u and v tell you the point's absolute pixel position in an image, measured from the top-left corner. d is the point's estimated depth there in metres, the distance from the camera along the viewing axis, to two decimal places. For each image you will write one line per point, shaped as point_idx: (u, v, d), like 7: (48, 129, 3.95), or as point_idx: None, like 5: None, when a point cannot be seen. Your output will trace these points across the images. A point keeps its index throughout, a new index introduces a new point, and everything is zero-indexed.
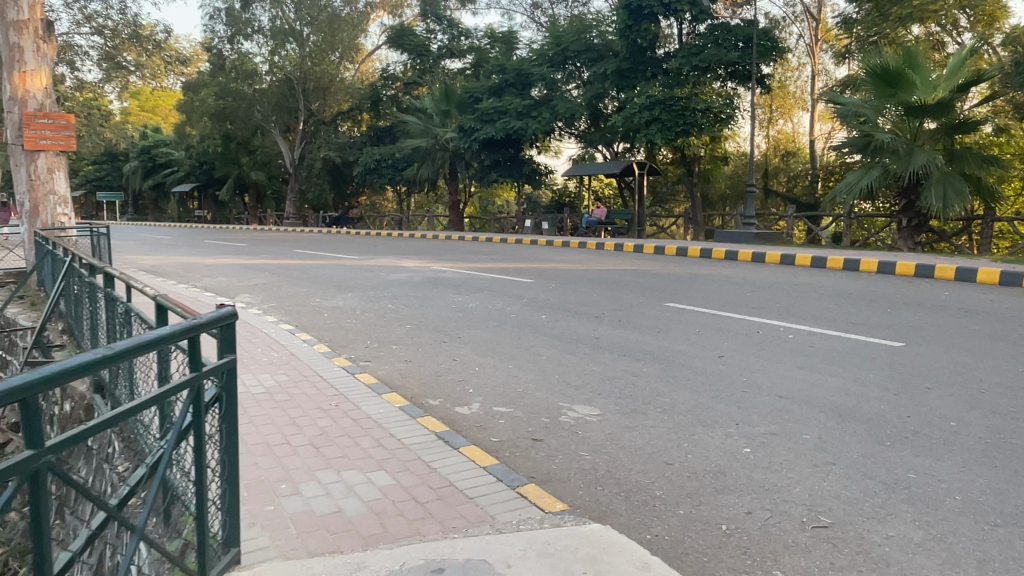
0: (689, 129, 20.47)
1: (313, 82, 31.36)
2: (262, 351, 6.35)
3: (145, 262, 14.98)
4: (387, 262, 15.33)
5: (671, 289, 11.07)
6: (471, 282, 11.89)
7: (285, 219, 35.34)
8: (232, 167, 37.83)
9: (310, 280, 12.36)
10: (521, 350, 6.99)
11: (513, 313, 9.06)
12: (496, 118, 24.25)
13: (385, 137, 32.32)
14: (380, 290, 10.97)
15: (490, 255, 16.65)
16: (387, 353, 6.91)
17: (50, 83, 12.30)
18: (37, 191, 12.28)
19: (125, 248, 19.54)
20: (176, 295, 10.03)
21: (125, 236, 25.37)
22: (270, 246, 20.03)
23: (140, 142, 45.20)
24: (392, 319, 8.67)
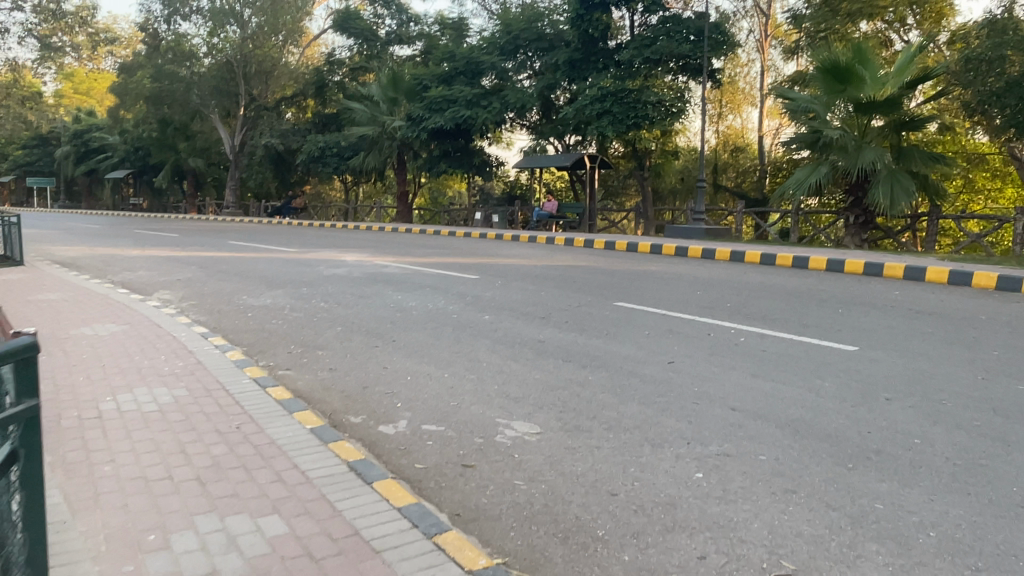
0: (641, 122, 20.17)
1: (255, 65, 30.09)
2: (166, 360, 5.67)
3: (61, 254, 13.87)
4: (326, 255, 14.56)
5: (621, 287, 10.67)
6: (413, 278, 11.29)
7: (225, 209, 33.96)
8: (169, 153, 36.23)
9: (240, 274, 11.58)
10: (458, 355, 6.47)
11: (453, 313, 8.52)
12: (445, 107, 23.56)
13: (331, 124, 31.27)
14: (314, 287, 10.27)
15: (436, 249, 16.06)
16: (310, 359, 6.29)
17: None
18: None
19: (45, 238, 18.25)
20: (86, 291, 9.17)
21: (49, 224, 23.84)
22: (205, 237, 19.05)
23: (71, 125, 42.91)
24: (321, 319, 8.04)
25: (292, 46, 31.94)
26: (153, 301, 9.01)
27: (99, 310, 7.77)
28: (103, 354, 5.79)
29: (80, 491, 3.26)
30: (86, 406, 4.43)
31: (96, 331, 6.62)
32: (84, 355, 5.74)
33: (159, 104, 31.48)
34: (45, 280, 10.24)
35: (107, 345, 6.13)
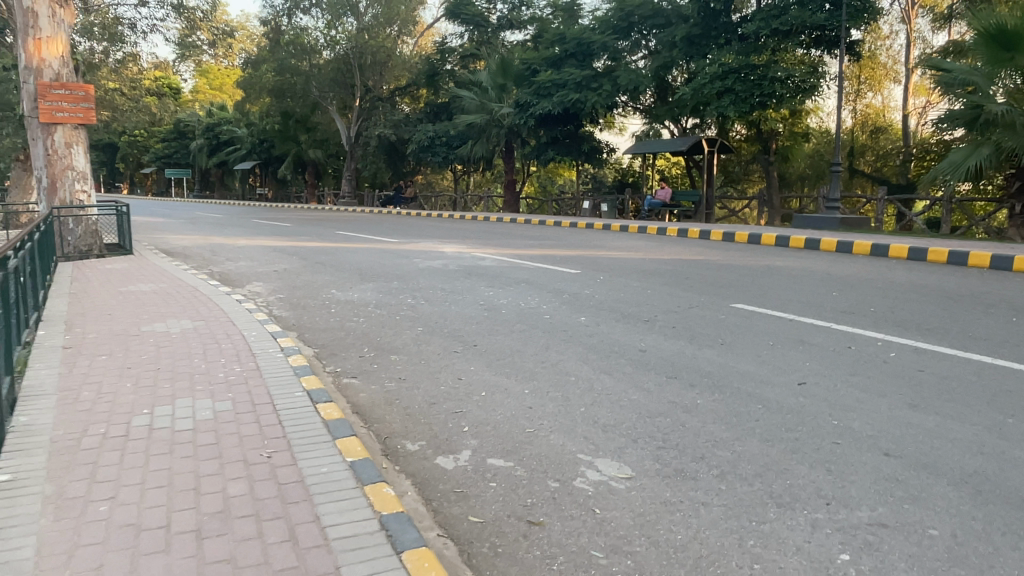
0: (767, 101, 18.47)
1: (370, 57, 30.33)
2: (226, 363, 5.20)
3: (174, 245, 14.18)
4: (426, 246, 14.09)
5: (740, 285, 9.44)
6: (510, 272, 10.55)
7: (341, 199, 34.76)
8: (291, 144, 37.50)
9: (334, 265, 11.28)
10: (544, 366, 5.64)
11: (547, 313, 7.68)
12: (554, 92, 22.65)
13: (442, 113, 31.14)
14: (405, 281, 9.75)
15: (540, 240, 15.28)
16: (380, 366, 5.64)
17: (68, 50, 11.58)
18: (54, 167, 11.58)
19: (167, 228, 18.98)
20: (178, 282, 9.06)
21: (176, 214, 24.98)
22: (315, 227, 19.26)
23: (205, 119, 45.43)
24: (403, 318, 7.43)
25: (406, 36, 32.08)
26: (240, 294, 8.75)
27: (180, 303, 7.52)
28: (163, 355, 5.39)
29: (58, 539, 2.73)
30: (115, 420, 3.96)
31: (168, 329, 6.29)
32: (144, 356, 5.36)
33: (281, 97, 32.53)
34: (146, 270, 10.29)
35: (172, 345, 5.73)
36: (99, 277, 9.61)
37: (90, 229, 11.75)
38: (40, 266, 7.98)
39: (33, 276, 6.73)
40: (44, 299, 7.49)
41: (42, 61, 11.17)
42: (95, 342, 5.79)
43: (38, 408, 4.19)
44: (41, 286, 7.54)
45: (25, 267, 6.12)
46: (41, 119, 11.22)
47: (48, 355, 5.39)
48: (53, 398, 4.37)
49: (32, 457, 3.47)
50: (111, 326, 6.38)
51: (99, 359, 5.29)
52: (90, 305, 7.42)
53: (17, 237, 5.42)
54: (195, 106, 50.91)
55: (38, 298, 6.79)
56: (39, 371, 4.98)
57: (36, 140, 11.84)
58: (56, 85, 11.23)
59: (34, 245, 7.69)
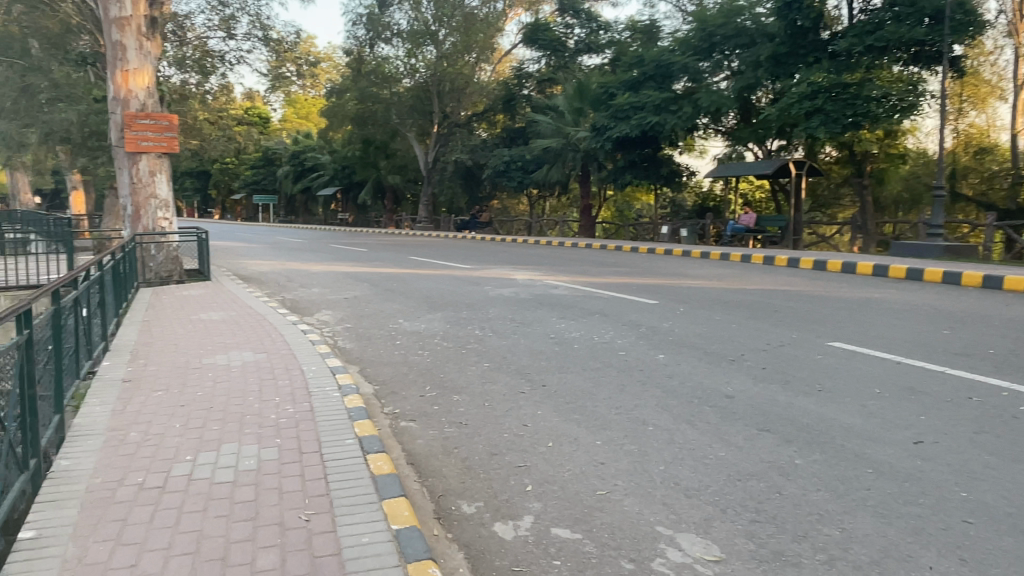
0: (861, 121, 17.37)
1: (449, 84, 30.62)
2: (280, 403, 4.92)
3: (252, 270, 14.41)
4: (498, 273, 13.78)
5: (836, 320, 8.64)
6: (583, 302, 10.07)
7: (418, 223, 35.12)
8: (371, 170, 38.30)
9: (405, 293, 11.09)
10: (618, 412, 5.13)
11: (621, 349, 7.15)
12: (632, 115, 22.12)
13: (518, 138, 31.06)
14: (474, 311, 9.43)
15: (616, 267, 14.72)
16: (441, 408, 5.26)
17: (153, 81, 12.01)
18: (139, 195, 12.07)
19: (249, 252, 19.45)
20: (248, 309, 9.03)
21: (260, 239, 25.68)
22: (390, 252, 19.32)
23: (292, 147, 47.09)
24: (470, 351, 7.07)
25: (485, 63, 32.26)
26: (306, 322, 8.62)
27: (246, 333, 7.41)
28: (218, 392, 5.18)
29: None
30: (156, 468, 3.72)
31: (229, 362, 6.12)
32: (199, 393, 5.17)
33: (363, 124, 33.21)
34: (221, 297, 10.36)
35: (230, 381, 5.53)
36: (174, 304, 9.72)
37: (172, 255, 12.16)
38: (113, 294, 8.07)
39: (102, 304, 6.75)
40: (113, 328, 7.53)
41: (129, 93, 11.64)
42: (155, 376, 5.66)
43: (83, 449, 4.01)
44: (111, 314, 7.58)
45: (91, 296, 6.12)
46: (127, 148, 11.67)
47: (106, 390, 5.28)
48: (100, 439, 4.19)
49: (63, 509, 3.24)
50: (175, 359, 6.26)
51: (155, 395, 5.14)
52: (159, 335, 7.41)
53: (82, 267, 5.38)
54: (283, 134, 52.83)
55: (105, 326, 6.80)
56: (93, 408, 4.85)
57: (123, 168, 12.31)
58: (142, 115, 11.67)
59: (106, 274, 7.77)
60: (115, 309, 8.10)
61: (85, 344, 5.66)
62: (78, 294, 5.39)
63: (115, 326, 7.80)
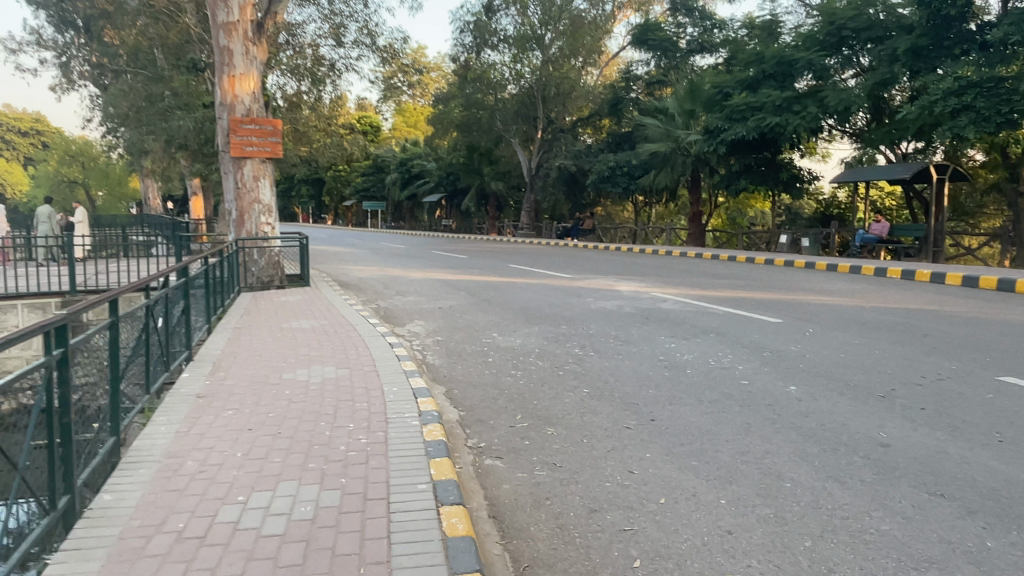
0: (1017, 118, 15.37)
1: (553, 89, 29.91)
2: (353, 431, 4.35)
3: (352, 276, 14.29)
4: (601, 283, 12.97)
5: (1003, 348, 7.29)
6: (695, 319, 9.11)
7: (520, 230, 34.66)
8: (475, 177, 38.30)
9: (501, 303, 10.48)
10: (745, 461, 4.26)
11: (743, 378, 6.21)
12: (749, 116, 20.69)
13: (625, 143, 30.01)
14: (574, 326, 8.69)
15: (730, 279, 13.56)
16: (535, 442, 4.55)
17: (259, 86, 12.10)
18: (243, 200, 12.15)
19: (352, 257, 19.55)
20: (339, 318, 8.70)
21: (364, 244, 25.98)
22: (490, 260, 18.87)
23: (399, 155, 47.99)
24: (568, 373, 6.34)
25: (591, 67, 31.51)
26: (397, 334, 8.17)
27: (332, 345, 7.01)
28: (289, 415, 4.69)
29: None
30: (202, 511, 3.24)
31: (307, 378, 5.67)
32: (269, 415, 4.70)
33: (467, 131, 33.18)
34: (316, 304, 10.16)
35: (305, 400, 5.03)
36: (269, 310, 9.58)
37: (273, 260, 12.13)
38: (201, 301, 7.92)
39: (183, 312, 6.52)
40: (196, 336, 7.34)
41: (235, 97, 11.76)
42: (229, 392, 5.27)
43: (130, 481, 3.59)
44: (196, 321, 7.40)
45: (168, 305, 5.87)
46: (232, 153, 11.79)
47: (176, 406, 4.94)
48: (153, 468, 3.78)
49: (87, 564, 2.80)
50: (254, 373, 5.88)
51: (224, 414, 4.73)
52: (246, 344, 7.13)
53: (153, 275, 5.11)
54: (392, 142, 53.99)
55: (185, 335, 6.58)
56: (158, 427, 4.48)
57: (229, 173, 12.44)
58: (246, 120, 11.77)
59: (194, 280, 7.61)
60: (203, 316, 7.93)
61: (155, 356, 5.37)
62: (147, 304, 5.10)
63: (199, 334, 7.61)
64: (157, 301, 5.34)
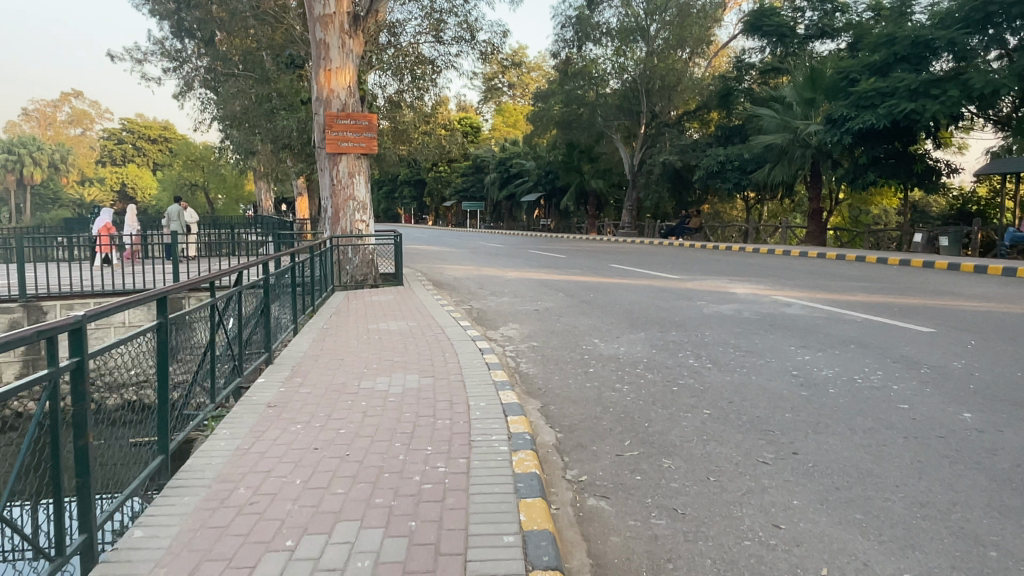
0: None
1: (658, 82, 28.64)
2: (431, 457, 3.68)
3: (448, 276, 13.84)
4: (713, 284, 11.88)
5: None
6: (828, 327, 7.97)
7: (621, 229, 33.49)
8: (575, 175, 37.39)
9: (604, 306, 9.65)
10: (926, 516, 3.28)
11: (901, 402, 5.12)
12: (879, 103, 18.84)
13: (735, 137, 28.37)
14: (687, 332, 7.75)
15: (861, 281, 12.12)
16: (648, 479, 3.73)
17: (355, 80, 11.81)
18: (339, 196, 11.89)
19: (450, 257, 19.20)
20: (429, 320, 8.16)
21: (462, 243, 25.70)
22: (591, 259, 18.05)
23: (499, 154, 47.74)
24: (684, 389, 5.47)
25: (698, 57, 30.03)
26: (489, 339, 7.53)
27: (418, 349, 6.43)
28: (361, 433, 4.09)
29: None
30: (242, 561, 2.66)
31: (387, 388, 5.08)
32: (339, 432, 4.11)
33: (567, 128, 32.31)
34: (408, 304, 9.71)
35: (382, 415, 4.42)
36: (360, 310, 9.21)
37: (367, 258, 11.86)
38: (285, 302, 7.60)
39: (261, 311, 6.15)
40: (277, 337, 6.98)
41: (331, 92, 11.52)
42: (302, 402, 4.75)
43: (169, 512, 3.07)
44: (277, 321, 7.05)
45: (242, 305, 5.49)
46: (328, 149, 11.55)
47: (242, 417, 4.44)
48: (200, 495, 3.25)
49: None
50: (330, 379, 5.36)
51: (291, 430, 4.18)
52: (331, 346, 6.68)
53: (221, 270, 4.70)
54: (491, 143, 53.99)
55: (263, 337, 6.20)
56: (219, 442, 3.99)
57: (324, 169, 12.24)
58: (342, 115, 11.48)
59: (279, 278, 7.30)
60: (286, 318, 7.60)
61: (219, 360, 4.95)
62: (214, 302, 4.69)
63: (281, 336, 7.27)
64: (227, 299, 4.93)
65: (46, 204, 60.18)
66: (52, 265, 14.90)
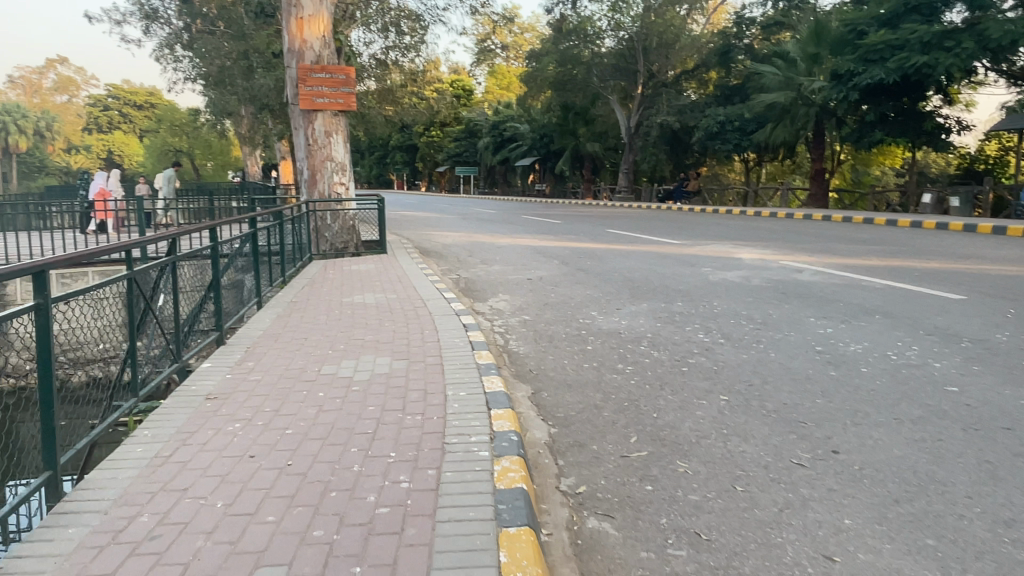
0: None
1: (656, 39, 27.54)
2: (392, 468, 2.95)
3: (436, 243, 13.06)
4: (717, 249, 11.13)
5: None
6: (848, 295, 7.23)
7: (617, 194, 32.55)
8: (569, 138, 36.33)
9: (602, 274, 8.91)
10: (1017, 541, 2.59)
11: (949, 384, 4.41)
12: (888, 56, 17.88)
13: (735, 96, 27.37)
14: (694, 303, 7.03)
15: (874, 245, 11.38)
16: (661, 490, 3.01)
17: (330, 29, 10.89)
18: (314, 157, 11.04)
19: (440, 223, 18.35)
20: (410, 291, 7.40)
21: (453, 210, 24.81)
22: (586, 224, 17.25)
23: (492, 117, 46.46)
24: (697, 371, 4.75)
25: (697, 14, 28.84)
26: (475, 312, 6.80)
27: (393, 325, 5.68)
28: (311, 434, 3.36)
29: None
30: None
31: (351, 374, 4.34)
32: (283, 434, 3.37)
33: (562, 89, 31.18)
34: (390, 273, 8.98)
35: (337, 410, 3.69)
36: (336, 281, 8.45)
37: (348, 225, 11.09)
38: (245, 273, 6.88)
39: (209, 285, 5.46)
40: (232, 313, 6.28)
41: (304, 43, 10.60)
42: (248, 393, 4.02)
43: (40, 555, 2.37)
44: (232, 295, 6.35)
45: (178, 279, 4.78)
46: (302, 105, 10.67)
47: (171, 415, 3.71)
48: (90, 528, 2.54)
49: None
50: (287, 364, 4.62)
51: (225, 430, 3.45)
52: (297, 323, 5.94)
53: (137, 239, 3.98)
54: (484, 106, 52.65)
55: (211, 313, 5.52)
56: (134, 449, 3.26)
57: (299, 128, 11.37)
58: (316, 69, 10.60)
59: (237, 246, 6.58)
60: (246, 291, 6.88)
61: (144, 344, 4.27)
62: (131, 276, 3.98)
63: (238, 312, 6.56)
64: (151, 272, 4.23)
65: (33, 172, 59.04)
66: (21, 234, 14.15)
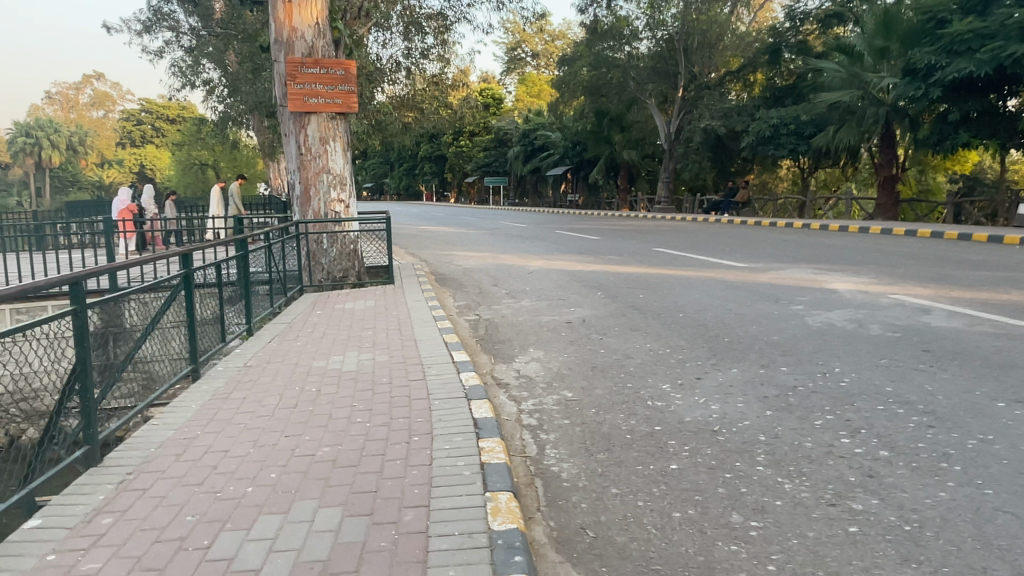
0: None
1: (698, 38, 25.26)
2: None
3: (459, 267, 11.19)
4: (797, 276, 9.02)
5: None
6: (1020, 356, 5.11)
7: (656, 205, 30.31)
8: (604, 146, 34.21)
9: (662, 316, 6.87)
10: None
11: None
12: (977, 47, 15.54)
13: (786, 98, 25.17)
14: (804, 369, 4.96)
15: (995, 270, 9.17)
16: None
17: (326, 16, 9.08)
18: (307, 170, 9.18)
19: (465, 240, 16.43)
20: (410, 348, 5.47)
21: (481, 223, 22.91)
22: (629, 241, 15.17)
23: (522, 125, 44.42)
24: (878, 538, 2.69)
25: (742, 10, 26.51)
26: (496, 383, 4.82)
27: (369, 425, 3.68)
28: None
29: None
30: None
31: (257, 563, 2.38)
32: None
33: (596, 95, 29.04)
34: (392, 314, 7.13)
35: None
36: (320, 325, 6.62)
37: (347, 249, 9.24)
38: (166, 329, 4.71)
39: (69, 372, 3.33)
40: (133, 395, 4.16)
41: (293, 31, 8.81)
42: None
43: None
44: (135, 368, 4.21)
45: None
46: (291, 106, 8.85)
47: None
48: None
49: None
50: (161, 528, 2.66)
51: None
52: (229, 413, 4.01)
53: None
54: (514, 114, 50.76)
55: (71, 416, 3.39)
56: None
57: (289, 134, 9.53)
58: (309, 63, 8.82)
59: (152, 297, 4.41)
60: (170, 352, 4.76)
61: None
62: None
63: (149, 393, 4.39)
64: None
65: (65, 186, 58.54)
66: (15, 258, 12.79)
